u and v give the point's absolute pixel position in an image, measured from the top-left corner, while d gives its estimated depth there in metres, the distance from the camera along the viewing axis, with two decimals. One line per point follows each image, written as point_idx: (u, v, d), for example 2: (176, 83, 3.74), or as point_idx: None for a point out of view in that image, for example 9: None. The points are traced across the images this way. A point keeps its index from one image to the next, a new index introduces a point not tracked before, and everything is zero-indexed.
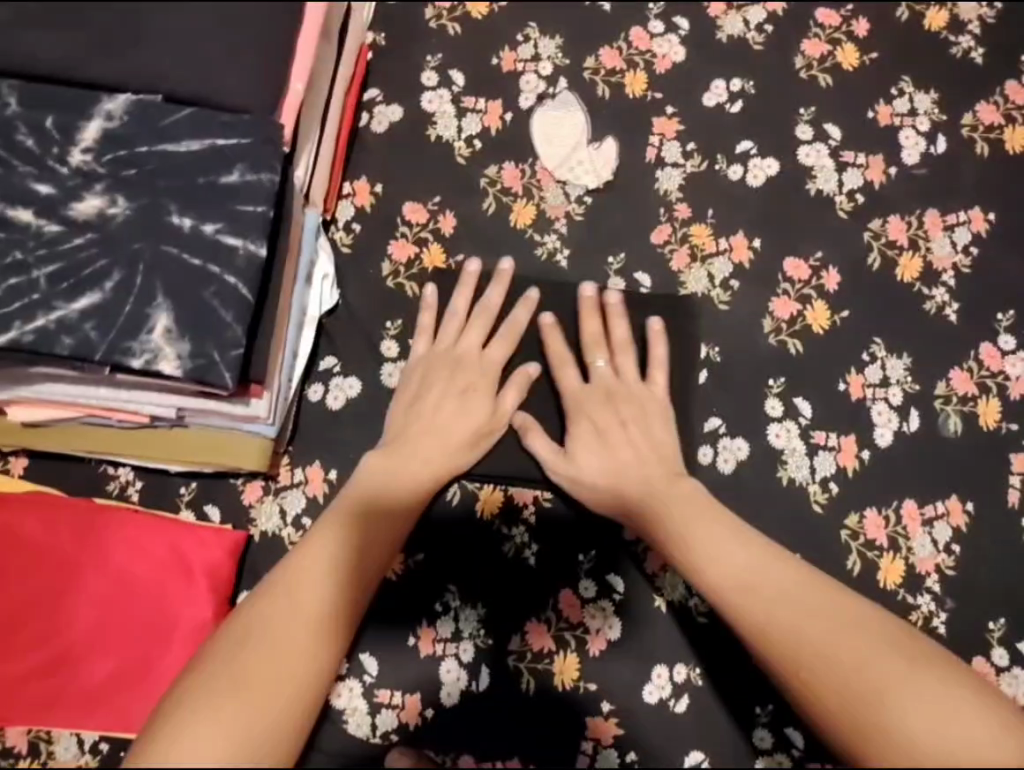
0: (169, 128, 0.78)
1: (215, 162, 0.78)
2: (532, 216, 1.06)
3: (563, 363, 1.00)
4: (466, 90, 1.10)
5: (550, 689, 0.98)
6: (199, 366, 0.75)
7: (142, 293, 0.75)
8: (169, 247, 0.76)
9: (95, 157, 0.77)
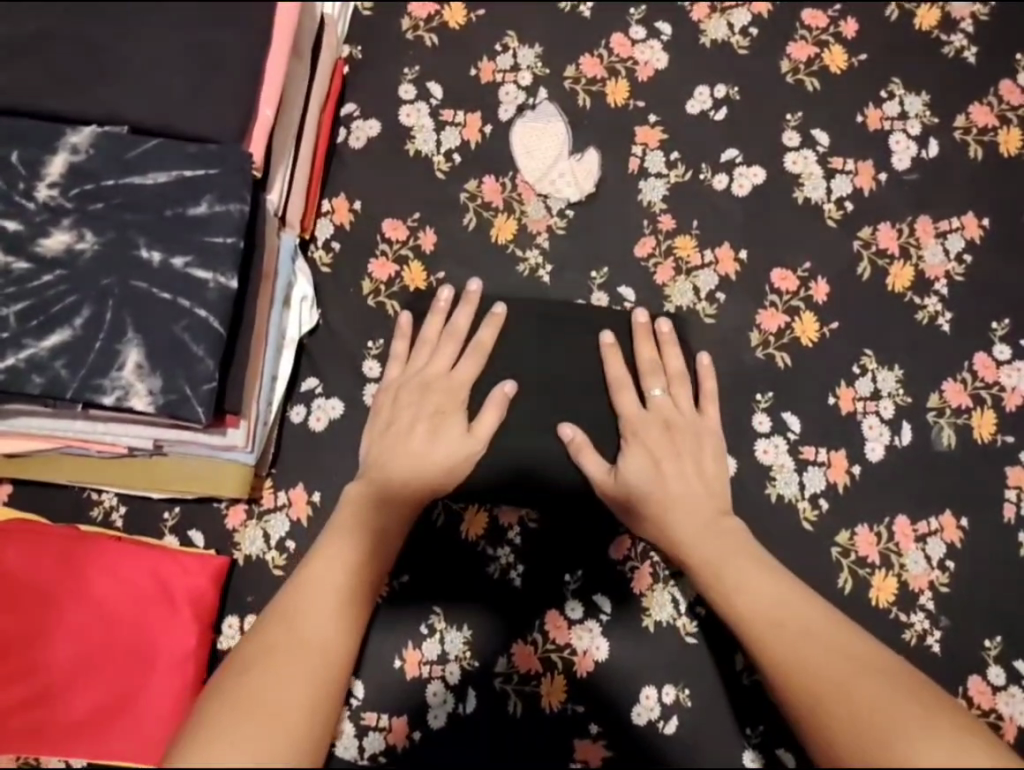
0: (135, 160, 0.78)
1: (182, 194, 0.77)
2: (513, 231, 1.05)
3: (619, 386, 0.97)
4: (444, 103, 1.08)
5: (538, 710, 0.97)
6: (171, 401, 0.74)
7: (111, 330, 0.75)
8: (138, 282, 0.76)
9: (61, 192, 0.77)
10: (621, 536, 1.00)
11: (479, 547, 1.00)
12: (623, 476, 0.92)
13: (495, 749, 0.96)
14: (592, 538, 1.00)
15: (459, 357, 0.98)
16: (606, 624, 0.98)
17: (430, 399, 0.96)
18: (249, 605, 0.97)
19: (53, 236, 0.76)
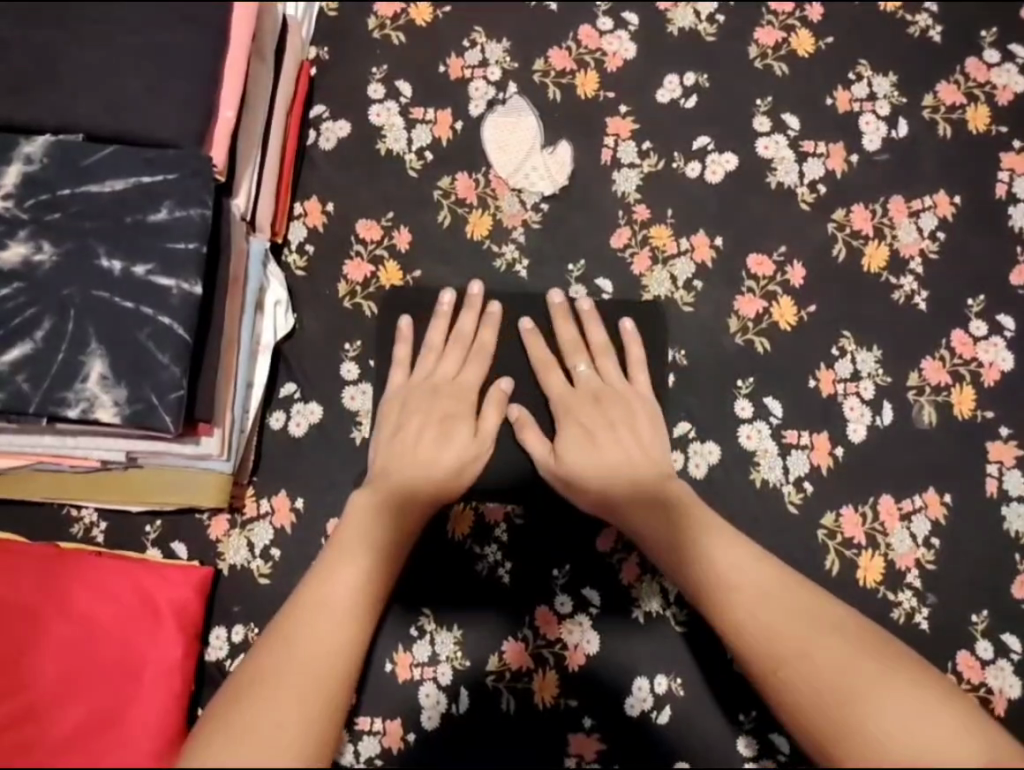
0: (91, 169, 0.76)
1: (142, 201, 0.76)
2: (488, 226, 1.04)
3: (546, 368, 0.97)
4: (414, 100, 1.07)
5: (531, 707, 0.96)
6: (138, 412, 0.72)
7: (73, 342, 0.73)
8: (100, 293, 0.74)
9: (17, 203, 0.75)
10: (608, 529, 1.00)
11: (467, 547, 1.00)
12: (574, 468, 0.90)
13: (490, 748, 0.95)
14: (580, 533, 1.00)
15: (465, 361, 0.97)
16: (597, 617, 0.98)
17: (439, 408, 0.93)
18: (236, 614, 0.96)
19: (15, 249, 0.74)
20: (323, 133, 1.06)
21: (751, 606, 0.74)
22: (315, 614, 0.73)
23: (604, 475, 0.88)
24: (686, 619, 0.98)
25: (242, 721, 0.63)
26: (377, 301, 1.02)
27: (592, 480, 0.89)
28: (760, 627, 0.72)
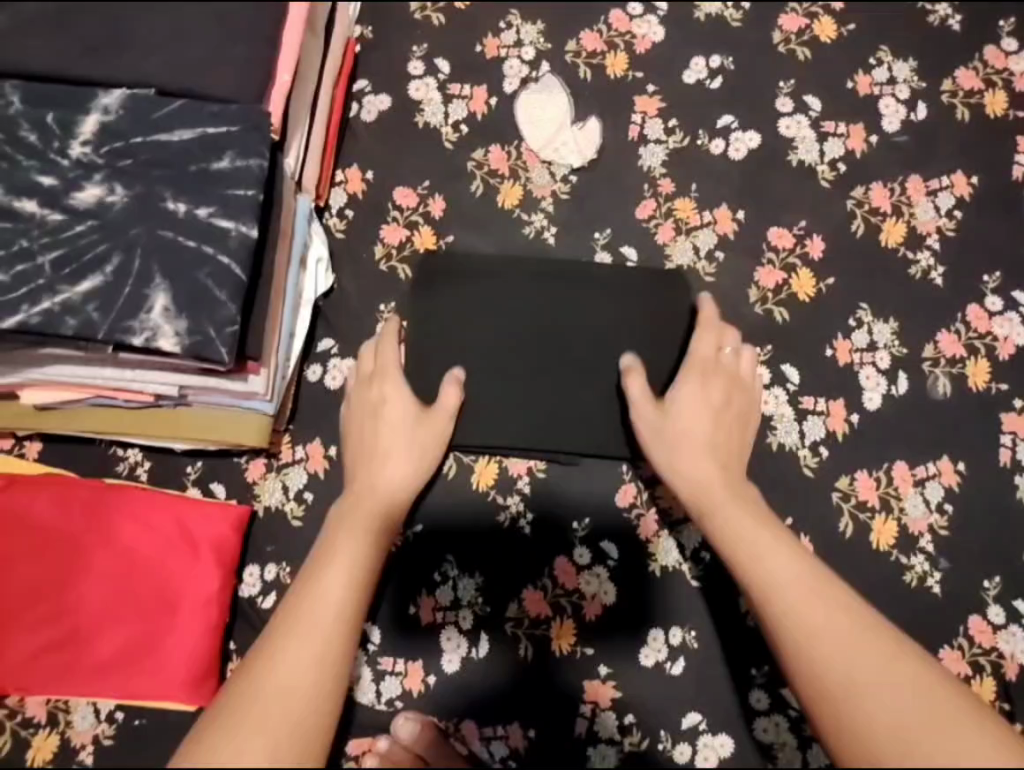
0: (161, 120, 0.82)
1: (206, 149, 0.82)
2: (519, 196, 1.09)
3: (705, 328, 0.99)
4: (451, 77, 1.13)
5: (548, 653, 0.99)
6: (196, 342, 0.77)
7: (140, 276, 0.78)
8: (164, 231, 0.79)
9: (94, 149, 0.81)
10: (627, 486, 1.03)
11: (490, 499, 1.04)
12: (685, 432, 0.93)
13: (508, 693, 0.99)
14: (600, 489, 1.03)
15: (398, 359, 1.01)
16: (614, 570, 1.01)
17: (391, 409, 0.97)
18: (269, 554, 1.00)
19: (87, 189, 0.80)
20: (365, 107, 1.13)
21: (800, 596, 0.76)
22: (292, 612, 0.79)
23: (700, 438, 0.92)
24: (702, 576, 1.01)
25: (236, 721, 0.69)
26: (413, 263, 1.08)
27: (692, 453, 0.91)
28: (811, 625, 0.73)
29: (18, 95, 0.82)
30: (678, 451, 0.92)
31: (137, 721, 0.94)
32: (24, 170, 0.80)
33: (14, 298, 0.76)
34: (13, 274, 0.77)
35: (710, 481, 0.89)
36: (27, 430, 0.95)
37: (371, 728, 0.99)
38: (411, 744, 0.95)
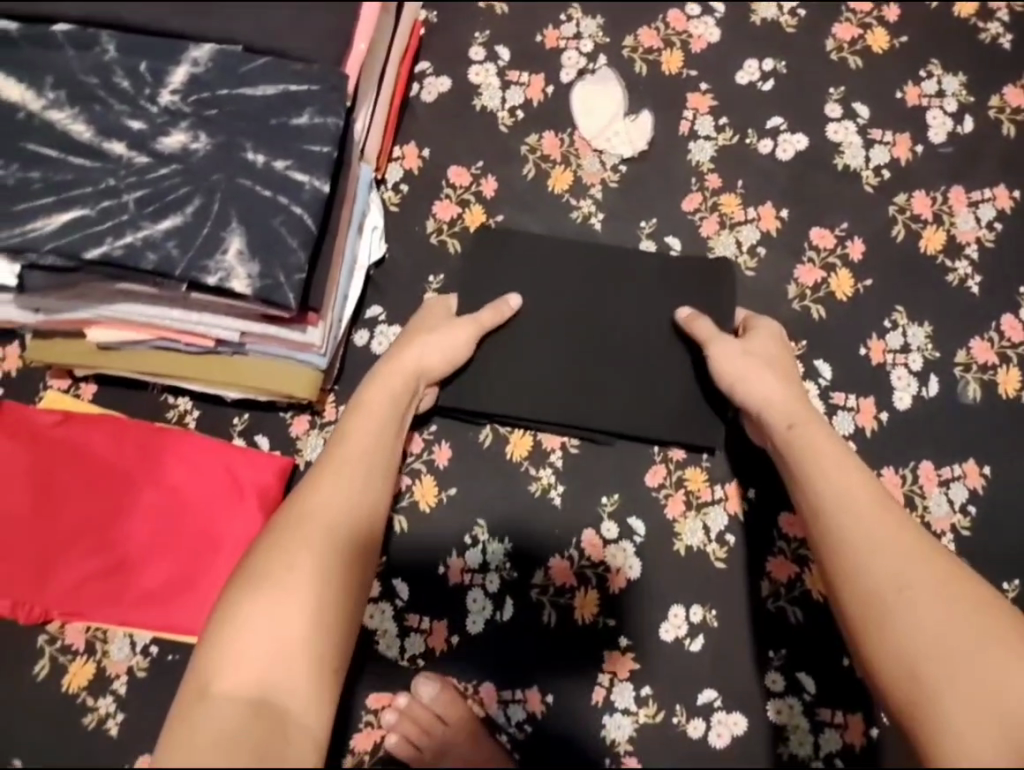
0: (247, 74, 0.86)
1: (287, 105, 0.86)
2: (569, 181, 1.13)
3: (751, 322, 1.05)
4: (511, 64, 1.18)
5: (571, 621, 1.02)
6: (266, 287, 0.81)
7: (217, 219, 0.82)
8: (244, 179, 0.83)
9: (182, 98, 0.85)
10: (656, 466, 1.06)
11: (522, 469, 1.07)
12: (776, 386, 0.96)
13: (529, 658, 1.01)
14: (631, 467, 1.06)
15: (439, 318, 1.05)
16: (640, 545, 1.04)
17: (439, 347, 1.00)
18: None
19: (174, 134, 0.84)
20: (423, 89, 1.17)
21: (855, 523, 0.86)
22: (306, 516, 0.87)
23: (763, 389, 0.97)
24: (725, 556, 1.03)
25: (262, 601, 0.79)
26: (461, 238, 1.12)
27: (792, 401, 0.95)
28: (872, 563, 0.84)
29: (115, 45, 0.87)
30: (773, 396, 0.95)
31: (171, 656, 0.96)
32: (116, 113, 0.85)
33: (99, 230, 0.81)
34: (100, 209, 0.81)
35: (817, 433, 0.92)
36: (85, 367, 0.99)
37: (394, 681, 1.02)
38: (432, 703, 0.97)
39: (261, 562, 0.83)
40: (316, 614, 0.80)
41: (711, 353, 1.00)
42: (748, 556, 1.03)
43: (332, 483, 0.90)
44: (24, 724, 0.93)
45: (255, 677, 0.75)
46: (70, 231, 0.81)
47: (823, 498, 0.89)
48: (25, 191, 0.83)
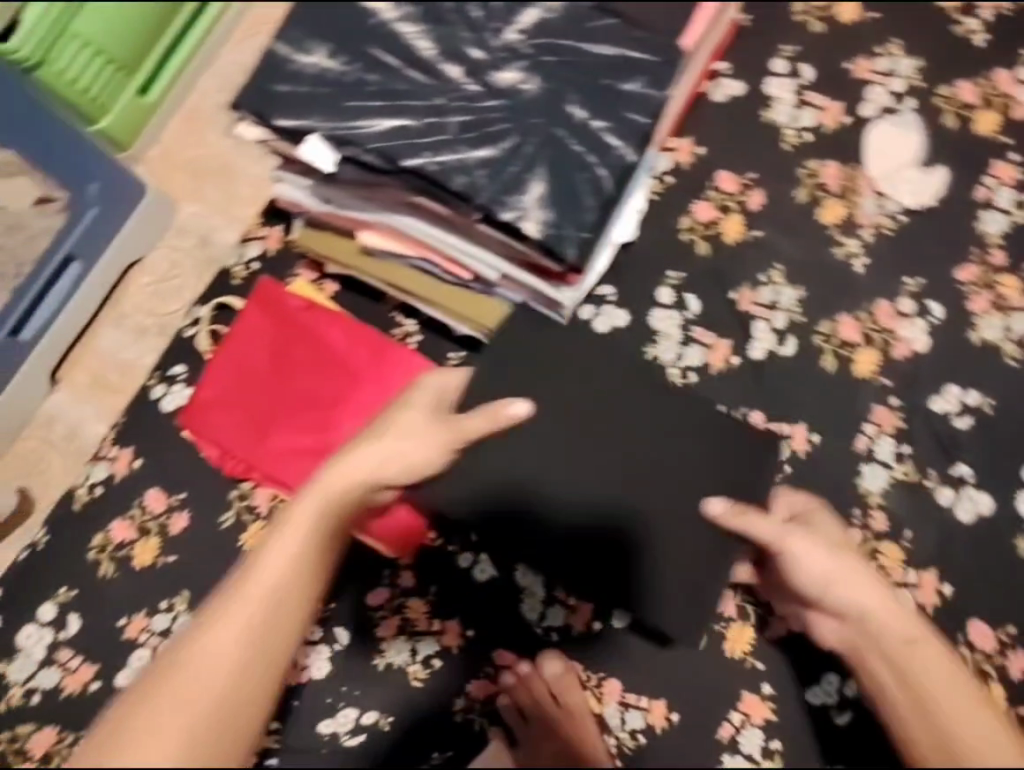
0: (593, 31, 0.85)
1: (622, 69, 0.85)
2: (840, 216, 1.05)
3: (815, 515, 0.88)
4: (813, 85, 1.08)
5: (719, 649, 1.00)
6: (553, 238, 0.83)
7: (526, 161, 0.83)
8: (561, 130, 0.84)
9: (525, 38, 0.86)
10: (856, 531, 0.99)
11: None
12: (885, 598, 0.80)
13: (661, 671, 1.00)
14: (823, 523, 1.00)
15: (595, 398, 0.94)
16: None
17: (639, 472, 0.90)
18: None
19: (506, 70, 0.85)
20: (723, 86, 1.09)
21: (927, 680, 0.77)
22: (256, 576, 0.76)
23: (836, 574, 0.81)
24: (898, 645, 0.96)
25: (182, 680, 0.72)
26: (713, 245, 1.06)
27: (862, 585, 0.81)
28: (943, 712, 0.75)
29: None
30: (892, 618, 0.79)
31: (339, 546, 1.02)
32: (460, 39, 0.86)
33: (419, 143, 0.84)
34: (424, 124, 0.85)
35: (874, 589, 0.81)
36: (341, 263, 1.02)
37: (525, 646, 1.02)
38: (553, 680, 0.98)
39: (193, 625, 0.75)
40: (227, 687, 0.73)
41: (769, 523, 0.84)
42: (924, 654, 0.95)
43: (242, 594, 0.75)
44: (200, 567, 1.01)
45: (161, 766, 0.68)
46: (394, 139, 0.85)
47: (880, 652, 0.79)
48: (360, 91, 0.87)
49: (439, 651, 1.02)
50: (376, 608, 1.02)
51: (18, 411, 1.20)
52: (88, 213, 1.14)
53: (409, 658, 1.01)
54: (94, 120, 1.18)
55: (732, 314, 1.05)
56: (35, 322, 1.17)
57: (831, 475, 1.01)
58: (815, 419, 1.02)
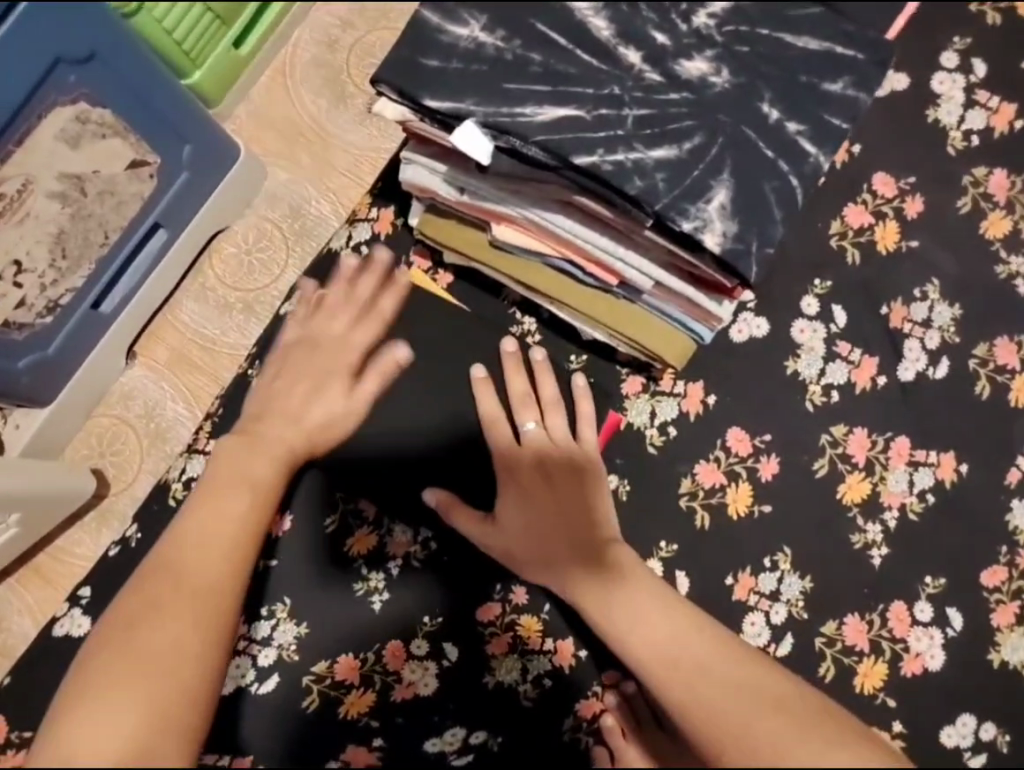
0: (794, 21, 0.79)
1: (824, 67, 0.78)
2: (1004, 230, 1.00)
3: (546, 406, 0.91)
4: (983, 83, 1.04)
5: (849, 687, 0.91)
6: (735, 252, 0.74)
7: (708, 169, 0.75)
8: (749, 132, 0.76)
9: (717, 25, 0.79)
10: (1000, 569, 0.93)
11: (851, 517, 0.95)
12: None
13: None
14: (970, 558, 0.94)
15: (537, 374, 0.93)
16: (951, 643, 0.92)
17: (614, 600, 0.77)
18: (616, 465, 0.96)
19: (697, 64, 0.78)
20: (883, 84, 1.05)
21: (685, 674, 0.70)
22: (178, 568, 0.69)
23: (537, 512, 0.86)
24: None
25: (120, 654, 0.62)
26: (862, 252, 1.00)
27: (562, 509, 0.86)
28: (718, 713, 0.66)
29: None
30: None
31: (444, 558, 0.97)
32: (642, 21, 0.79)
33: (592, 138, 0.75)
34: (597, 116, 0.76)
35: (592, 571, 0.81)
36: (463, 255, 0.93)
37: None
38: None
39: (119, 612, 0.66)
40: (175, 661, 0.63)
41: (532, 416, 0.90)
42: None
43: (179, 533, 0.72)
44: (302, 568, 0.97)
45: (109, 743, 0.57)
46: (560, 132, 0.75)
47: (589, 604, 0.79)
48: (524, 77, 0.78)
49: (550, 671, 0.95)
50: (483, 624, 0.96)
51: (94, 386, 1.13)
52: (178, 179, 1.06)
53: (518, 678, 0.95)
54: (187, 74, 1.12)
55: (882, 333, 0.98)
56: (116, 294, 1.10)
57: (979, 508, 0.95)
58: (964, 447, 0.96)
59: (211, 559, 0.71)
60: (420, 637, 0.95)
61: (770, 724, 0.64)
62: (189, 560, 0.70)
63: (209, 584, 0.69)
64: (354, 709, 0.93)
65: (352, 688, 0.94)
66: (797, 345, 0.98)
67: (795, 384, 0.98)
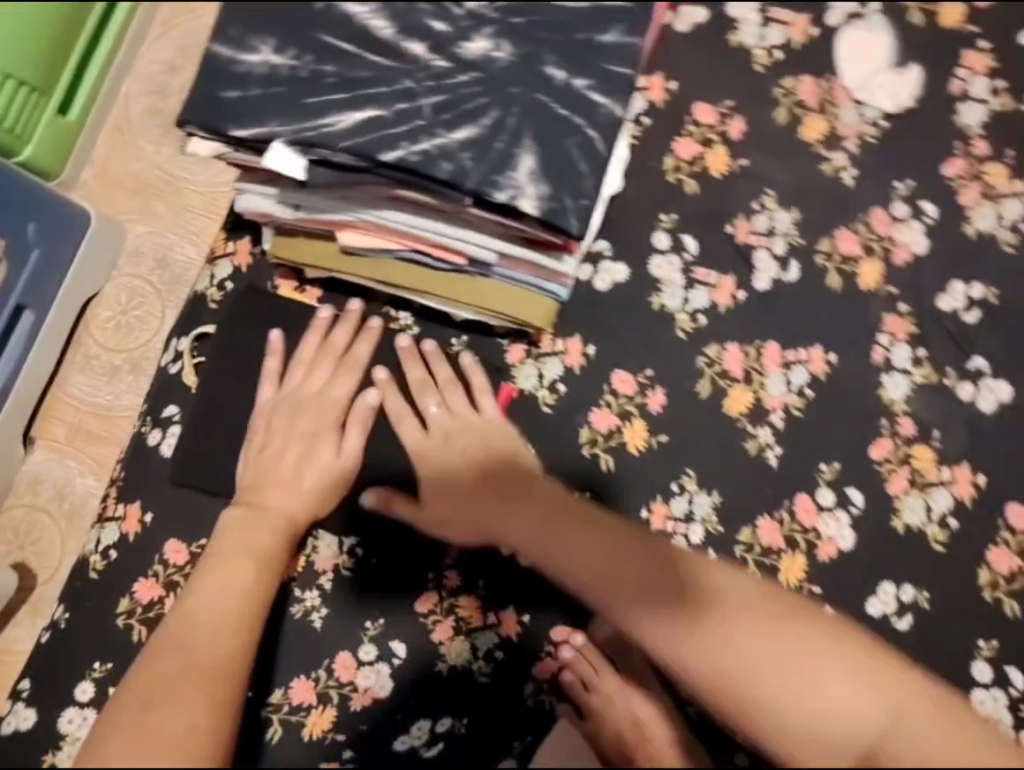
0: None
1: (594, 22, 0.87)
2: (823, 131, 1.07)
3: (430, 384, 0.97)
4: (775, 1, 1.11)
5: (775, 584, 0.96)
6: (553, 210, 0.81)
7: (504, 140, 0.83)
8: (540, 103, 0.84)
9: (488, 4, 0.88)
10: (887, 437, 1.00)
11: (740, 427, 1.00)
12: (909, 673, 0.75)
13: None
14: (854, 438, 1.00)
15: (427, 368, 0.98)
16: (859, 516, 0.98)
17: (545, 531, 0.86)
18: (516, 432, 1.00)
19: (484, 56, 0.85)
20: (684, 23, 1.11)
21: (637, 580, 0.81)
22: (198, 627, 0.78)
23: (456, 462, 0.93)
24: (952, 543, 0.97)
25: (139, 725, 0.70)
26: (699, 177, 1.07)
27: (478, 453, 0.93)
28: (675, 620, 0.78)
29: None
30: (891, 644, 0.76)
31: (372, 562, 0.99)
32: (420, 14, 0.88)
33: (396, 133, 0.83)
34: (396, 111, 0.85)
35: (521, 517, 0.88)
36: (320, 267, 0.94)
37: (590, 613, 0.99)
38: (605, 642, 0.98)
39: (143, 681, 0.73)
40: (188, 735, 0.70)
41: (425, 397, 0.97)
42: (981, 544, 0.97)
43: (220, 570, 0.83)
44: None
45: None
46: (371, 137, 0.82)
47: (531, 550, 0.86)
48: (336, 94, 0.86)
49: (500, 643, 0.98)
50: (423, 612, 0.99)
51: None
52: (30, 259, 1.06)
53: (470, 658, 0.97)
54: (17, 152, 1.12)
55: (731, 249, 1.04)
56: None
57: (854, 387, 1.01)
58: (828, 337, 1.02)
59: (220, 636, 0.78)
60: (369, 639, 0.97)
61: (713, 610, 0.78)
62: (201, 639, 0.77)
63: (217, 659, 0.76)
64: (318, 728, 0.95)
65: (311, 710, 0.95)
66: (659, 281, 1.03)
67: (665, 317, 1.03)
